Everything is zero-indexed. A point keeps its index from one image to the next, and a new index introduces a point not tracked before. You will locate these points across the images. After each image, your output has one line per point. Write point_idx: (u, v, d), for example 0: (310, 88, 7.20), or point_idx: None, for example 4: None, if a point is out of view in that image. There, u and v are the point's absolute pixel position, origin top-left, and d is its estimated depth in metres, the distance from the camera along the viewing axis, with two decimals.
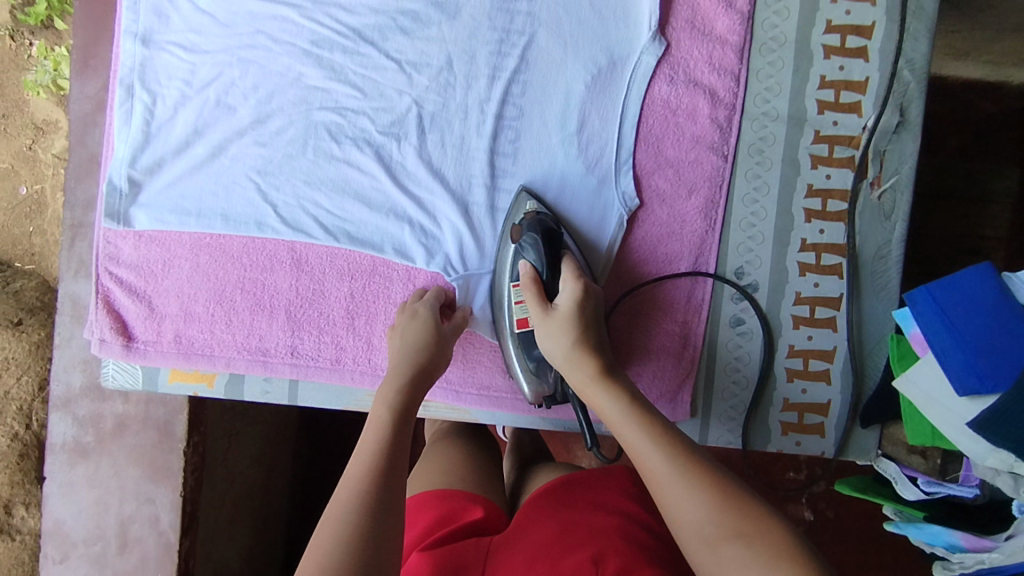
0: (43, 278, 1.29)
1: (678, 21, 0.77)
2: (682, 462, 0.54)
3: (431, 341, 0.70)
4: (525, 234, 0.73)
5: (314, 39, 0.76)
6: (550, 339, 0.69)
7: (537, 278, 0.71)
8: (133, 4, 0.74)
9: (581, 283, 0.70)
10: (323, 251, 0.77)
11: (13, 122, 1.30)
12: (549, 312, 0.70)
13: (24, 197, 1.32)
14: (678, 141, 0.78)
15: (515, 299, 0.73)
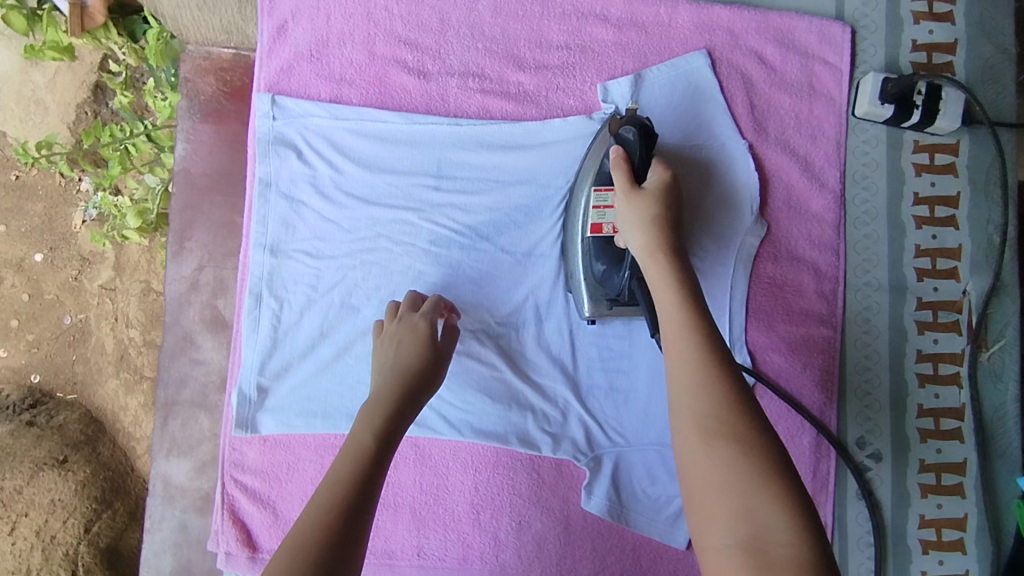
0: (86, 407, 1.29)
1: (775, 203, 0.81)
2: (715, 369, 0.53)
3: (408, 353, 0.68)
4: (621, 127, 0.71)
5: (432, 239, 0.79)
6: (633, 213, 0.67)
7: (627, 156, 0.69)
8: (262, 217, 0.79)
9: (669, 173, 0.69)
10: (447, 445, 0.79)
11: (61, 253, 1.32)
12: (641, 192, 0.68)
13: (68, 325, 1.31)
14: (788, 316, 0.80)
15: (596, 203, 0.72)
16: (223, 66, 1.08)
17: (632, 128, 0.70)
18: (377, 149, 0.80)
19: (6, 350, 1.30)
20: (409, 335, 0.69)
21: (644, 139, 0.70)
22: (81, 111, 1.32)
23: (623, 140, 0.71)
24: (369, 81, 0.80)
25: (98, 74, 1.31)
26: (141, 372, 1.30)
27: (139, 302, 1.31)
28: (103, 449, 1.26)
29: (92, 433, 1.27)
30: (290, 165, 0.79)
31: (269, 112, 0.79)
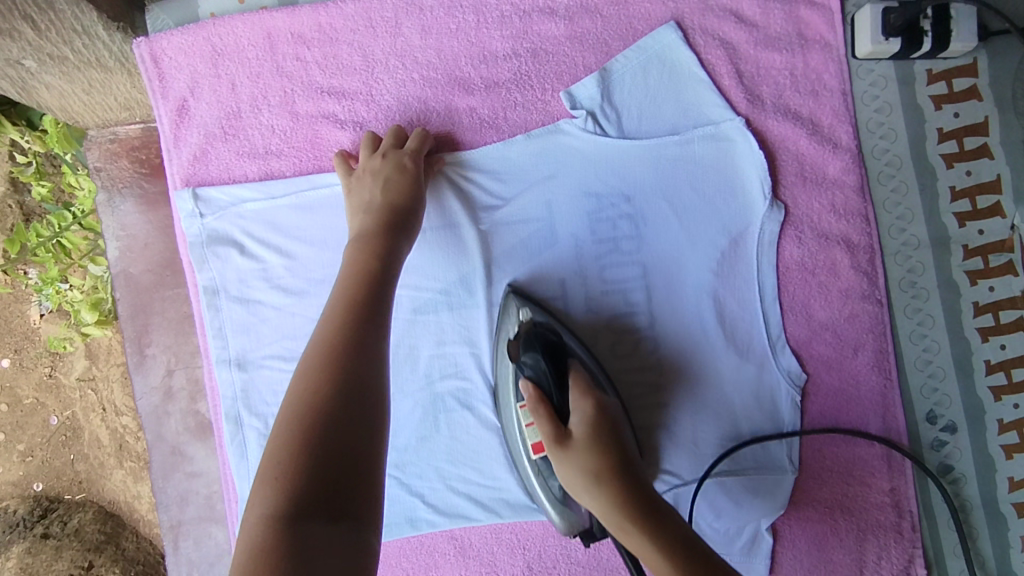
0: (99, 504, 1.19)
1: (787, 177, 0.71)
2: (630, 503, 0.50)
3: (400, 183, 0.64)
4: (523, 351, 0.59)
5: (415, 306, 0.69)
6: (573, 475, 0.53)
7: (541, 395, 0.56)
8: (218, 330, 0.69)
9: (593, 398, 0.55)
10: (486, 530, 0.70)
11: (27, 353, 1.19)
12: (570, 402, 0.56)
13: (57, 425, 1.19)
14: (827, 300, 0.71)
15: (524, 421, 0.58)
16: (134, 144, 0.96)
17: (538, 359, 0.57)
18: (328, 221, 0.68)
19: (0, 466, 1.19)
20: (392, 175, 0.64)
21: (550, 359, 0.58)
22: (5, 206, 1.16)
23: (531, 372, 0.58)
24: (296, 145, 0.69)
25: (10, 164, 1.14)
26: (145, 457, 1.18)
27: (122, 386, 1.18)
28: (126, 543, 1.17)
29: (111, 529, 1.17)
30: (234, 262, 0.69)
31: (196, 211, 0.68)
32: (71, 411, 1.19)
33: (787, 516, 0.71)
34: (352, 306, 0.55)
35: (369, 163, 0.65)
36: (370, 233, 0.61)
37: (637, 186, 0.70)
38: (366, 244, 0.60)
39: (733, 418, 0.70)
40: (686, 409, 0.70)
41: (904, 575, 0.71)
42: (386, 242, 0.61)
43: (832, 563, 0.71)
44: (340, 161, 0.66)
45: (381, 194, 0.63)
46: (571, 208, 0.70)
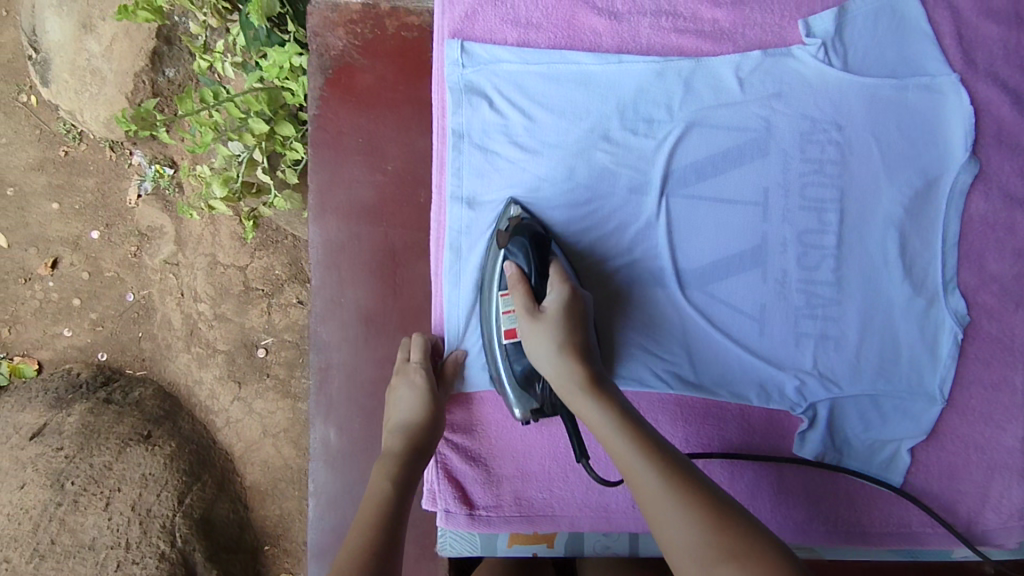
0: (158, 383, 1.42)
1: (985, 138, 0.78)
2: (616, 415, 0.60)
3: (427, 408, 0.72)
4: (512, 239, 0.71)
5: (631, 185, 0.76)
6: (536, 341, 0.66)
7: (523, 277, 0.69)
8: (456, 170, 0.76)
9: (569, 284, 0.68)
10: (657, 398, 0.77)
11: (117, 230, 1.42)
12: (541, 315, 0.67)
13: (132, 302, 1.43)
14: (1001, 255, 0.77)
15: (503, 308, 0.71)
16: (353, 19, 1.02)
17: (522, 241, 0.69)
18: (572, 93, 0.76)
19: (72, 329, 1.43)
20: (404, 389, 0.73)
21: (534, 248, 0.69)
22: (139, 80, 1.33)
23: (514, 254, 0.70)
24: (557, 24, 0.77)
25: (156, 41, 1.31)
26: (213, 346, 1.39)
27: (205, 275, 1.39)
28: (183, 423, 1.39)
29: (170, 408, 1.40)
30: (482, 113, 0.76)
31: (459, 60, 0.76)
32: (147, 292, 1.43)
33: (928, 443, 0.77)
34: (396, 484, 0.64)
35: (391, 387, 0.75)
36: (399, 453, 0.68)
37: (849, 117, 0.77)
38: (401, 463, 0.67)
39: (895, 344, 0.77)
40: (856, 327, 0.77)
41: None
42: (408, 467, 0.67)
43: (960, 492, 0.77)
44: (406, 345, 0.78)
45: (411, 415, 0.71)
46: (788, 126, 0.77)
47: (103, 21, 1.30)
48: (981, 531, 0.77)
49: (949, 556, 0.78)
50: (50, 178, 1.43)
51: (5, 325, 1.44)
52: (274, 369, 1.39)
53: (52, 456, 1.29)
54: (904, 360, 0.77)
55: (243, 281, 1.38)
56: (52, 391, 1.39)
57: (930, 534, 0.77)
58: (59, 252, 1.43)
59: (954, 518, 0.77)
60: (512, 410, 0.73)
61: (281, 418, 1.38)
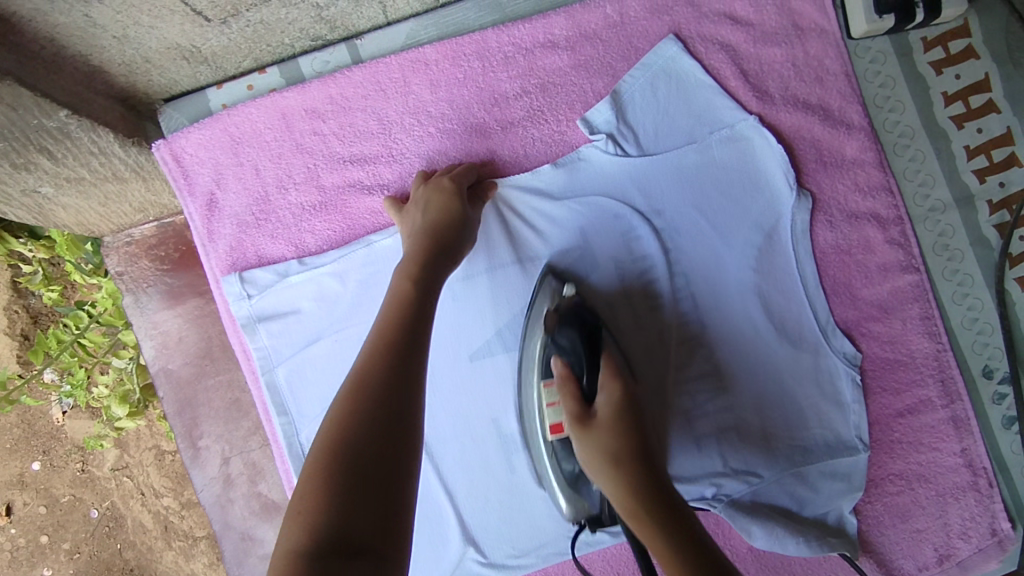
0: None
1: (808, 165, 0.72)
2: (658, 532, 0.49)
3: (452, 204, 0.64)
4: (562, 328, 0.62)
5: (471, 353, 0.70)
6: (591, 451, 0.54)
7: (570, 373, 0.58)
8: (280, 405, 0.69)
9: (622, 382, 0.56)
10: (578, 560, 0.71)
11: (56, 452, 1.16)
12: (596, 423, 0.54)
13: (99, 517, 1.16)
14: (867, 277, 0.72)
15: (543, 380, 0.62)
16: (151, 243, 0.94)
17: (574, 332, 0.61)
18: (374, 280, 0.70)
19: (51, 567, 1.16)
20: (436, 195, 0.65)
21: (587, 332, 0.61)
22: (10, 313, 1.16)
23: (565, 351, 0.61)
24: (328, 217, 0.70)
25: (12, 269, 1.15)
26: (192, 534, 1.16)
27: (158, 468, 1.15)
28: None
29: None
30: (287, 335, 0.70)
31: (242, 292, 0.69)
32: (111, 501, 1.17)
33: (868, 493, 0.72)
34: (396, 319, 0.55)
35: (416, 194, 0.67)
36: (419, 246, 0.61)
37: (664, 198, 0.71)
38: (419, 250, 0.61)
39: (800, 409, 0.71)
40: (754, 407, 0.71)
41: (990, 532, 0.71)
42: (427, 263, 0.60)
43: (920, 531, 0.71)
44: (417, 180, 0.68)
45: (433, 217, 0.63)
46: (604, 232, 0.71)
47: None
48: (954, 562, 0.72)
49: None
50: None
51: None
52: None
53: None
54: (814, 423, 0.71)
55: None
56: None
57: None
58: (7, 497, 1.16)
59: (925, 562, 0.72)
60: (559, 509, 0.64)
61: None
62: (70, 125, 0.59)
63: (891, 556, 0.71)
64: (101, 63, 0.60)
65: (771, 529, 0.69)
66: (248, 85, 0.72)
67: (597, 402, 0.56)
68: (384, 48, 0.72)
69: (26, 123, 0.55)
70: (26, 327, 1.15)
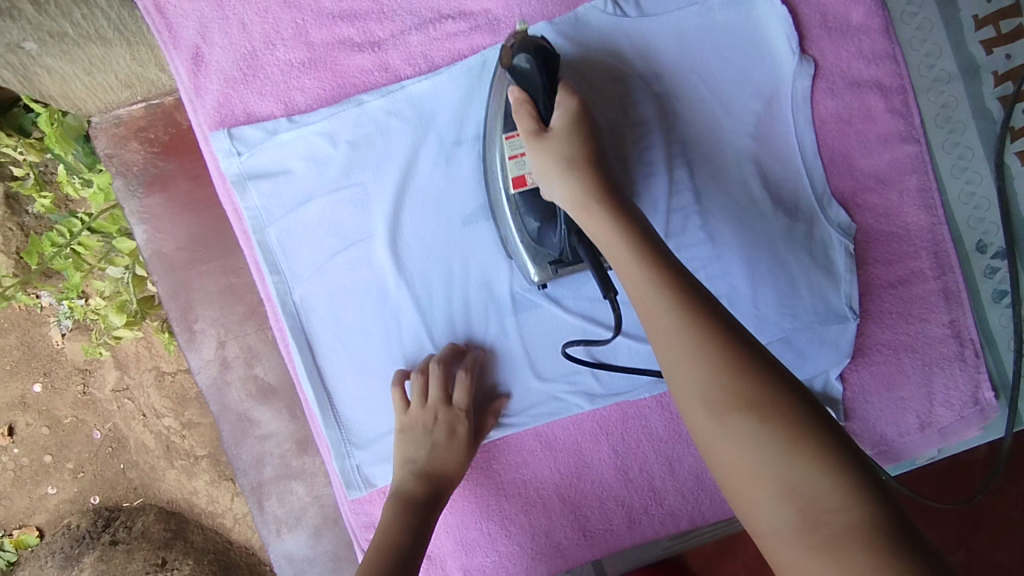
0: (159, 505, 1.17)
1: (813, 31, 0.70)
2: (689, 321, 0.48)
3: (461, 464, 0.68)
4: (517, 55, 0.61)
5: (464, 216, 0.70)
6: (547, 163, 0.59)
7: (525, 95, 0.60)
8: (273, 264, 0.70)
9: (577, 98, 0.60)
10: (569, 422, 0.73)
11: (56, 374, 1.14)
12: (548, 134, 0.59)
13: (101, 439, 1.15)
14: (866, 148, 0.71)
15: (510, 152, 0.63)
16: (140, 125, 0.92)
17: (527, 53, 0.60)
18: (367, 140, 0.69)
19: (55, 486, 1.15)
20: (446, 440, 0.68)
21: (544, 64, 0.60)
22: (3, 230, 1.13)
23: (519, 72, 0.61)
24: (318, 76, 0.69)
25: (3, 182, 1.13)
26: (194, 454, 1.15)
27: (158, 390, 1.14)
28: (195, 536, 1.16)
29: (177, 526, 1.16)
30: (279, 194, 0.69)
31: (232, 149, 0.68)
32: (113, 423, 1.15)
33: (855, 362, 0.73)
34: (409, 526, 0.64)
35: (423, 417, 0.68)
36: (426, 475, 0.67)
37: (663, 62, 0.70)
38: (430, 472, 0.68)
39: (791, 278, 0.72)
40: (746, 276, 0.72)
41: (972, 399, 0.73)
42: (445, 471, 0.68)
43: (904, 399, 0.74)
44: (419, 378, 0.69)
45: (441, 464, 0.68)
46: (601, 96, 0.70)
47: None
48: (936, 429, 0.74)
49: (913, 464, 0.75)
50: None
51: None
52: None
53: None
54: (805, 292, 0.72)
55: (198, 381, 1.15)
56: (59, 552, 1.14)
57: (885, 452, 0.74)
58: (10, 419, 1.13)
59: (907, 428, 0.74)
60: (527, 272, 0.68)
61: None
62: None
63: (874, 421, 0.74)
64: None
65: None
66: None
67: (553, 120, 0.60)
68: None
69: None
70: (20, 243, 1.14)
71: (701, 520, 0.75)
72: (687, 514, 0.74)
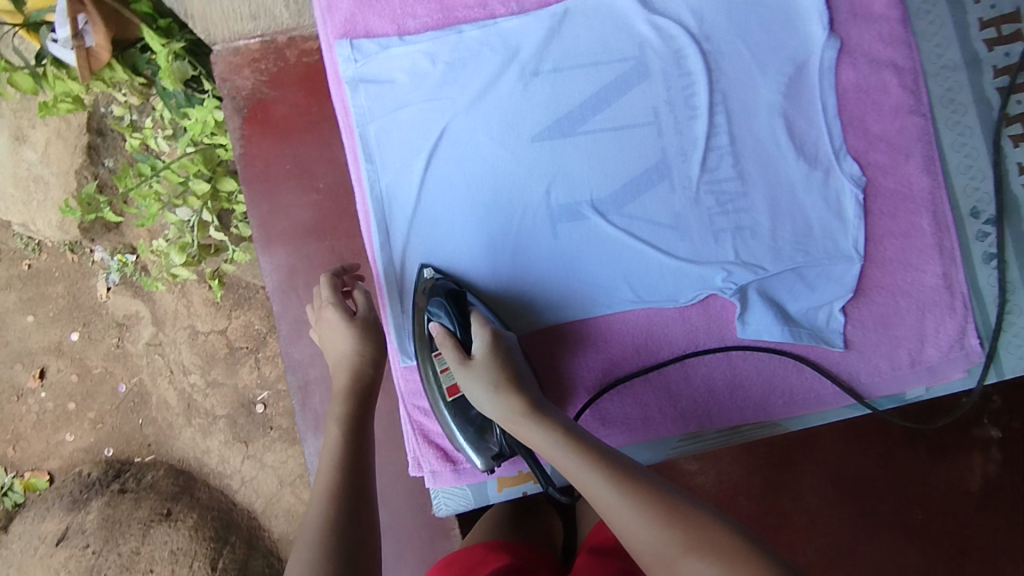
0: (168, 463, 1.39)
1: (840, 15, 0.84)
2: (630, 498, 0.61)
3: (363, 351, 0.79)
4: (431, 300, 0.78)
5: (534, 134, 0.82)
6: (474, 387, 0.74)
7: (449, 332, 0.76)
8: (369, 156, 0.81)
9: (490, 329, 0.75)
10: (601, 322, 0.83)
11: (94, 326, 1.40)
12: (472, 363, 0.74)
13: (125, 392, 1.39)
14: (880, 115, 0.84)
15: (440, 368, 0.78)
16: (255, 57, 1.07)
17: (442, 299, 0.76)
18: (460, 62, 0.82)
19: (74, 434, 1.41)
20: (341, 332, 0.80)
21: (453, 305, 0.76)
22: (81, 176, 1.34)
23: (440, 315, 0.77)
24: (429, 5, 0.83)
25: (89, 135, 1.33)
26: (213, 413, 1.37)
27: (190, 347, 1.37)
28: (200, 493, 1.37)
29: (184, 483, 1.37)
30: (381, 98, 0.81)
31: (351, 56, 0.81)
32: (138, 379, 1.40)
33: (857, 299, 0.83)
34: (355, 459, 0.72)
35: (324, 320, 0.81)
36: (341, 329, 0.80)
37: (713, 26, 0.83)
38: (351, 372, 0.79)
39: (807, 220, 0.83)
40: (768, 213, 0.83)
41: (959, 343, 0.83)
42: (367, 369, 0.80)
43: (897, 338, 0.83)
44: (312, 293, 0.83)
45: (347, 358, 0.79)
46: (659, 49, 0.83)
47: (34, 129, 1.32)
48: (924, 367, 0.83)
49: (901, 399, 0.85)
50: (20, 294, 1.41)
51: (6, 445, 1.42)
52: (276, 421, 1.35)
53: (81, 554, 1.32)
54: (818, 231, 0.83)
55: (226, 343, 1.36)
56: (68, 494, 1.39)
57: (878, 382, 0.84)
58: (43, 362, 1.40)
59: (898, 363, 0.83)
60: (472, 460, 0.79)
61: (293, 465, 1.34)
62: None
63: (870, 353, 0.83)
64: None
65: (764, 312, 0.81)
66: None
67: (473, 349, 0.75)
68: None
69: None
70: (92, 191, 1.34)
71: (708, 426, 0.84)
72: (696, 417, 0.84)
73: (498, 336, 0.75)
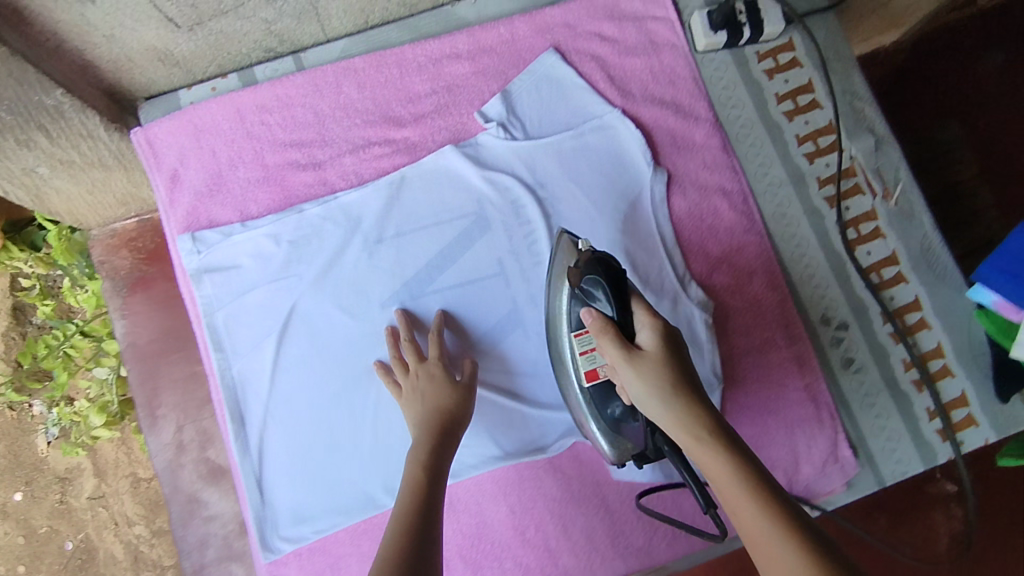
0: None
1: (665, 149, 0.88)
2: (788, 529, 0.51)
3: (450, 397, 0.75)
4: (588, 278, 0.66)
5: (385, 299, 0.83)
6: (640, 387, 0.60)
7: (608, 323, 0.62)
8: (218, 345, 0.82)
9: (656, 315, 0.62)
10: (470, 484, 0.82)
11: (38, 483, 1.20)
12: (642, 354, 0.60)
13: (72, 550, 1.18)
14: (717, 238, 0.86)
15: (581, 348, 0.71)
16: (131, 236, 1.10)
17: (599, 276, 0.64)
18: (303, 240, 0.84)
19: None
20: (427, 382, 0.76)
21: (613, 287, 0.64)
22: None
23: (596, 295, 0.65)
24: (270, 189, 0.86)
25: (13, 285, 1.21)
26: (160, 565, 1.17)
27: (133, 496, 1.19)
28: None
29: None
30: (227, 286, 0.83)
31: (193, 248, 0.83)
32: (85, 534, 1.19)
33: (723, 424, 0.83)
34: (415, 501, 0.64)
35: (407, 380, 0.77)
36: (414, 400, 0.75)
37: (546, 174, 0.87)
38: (436, 412, 0.73)
39: None
40: None
41: (831, 458, 0.83)
42: (452, 407, 0.74)
43: (770, 457, 0.83)
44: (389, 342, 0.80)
45: (435, 404, 0.74)
46: (497, 201, 0.86)
47: None
48: (802, 484, 0.83)
49: None
50: None
51: None
52: None
53: None
54: None
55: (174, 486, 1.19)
56: None
57: None
58: None
59: None
60: (602, 450, 0.74)
61: None
62: (65, 106, 0.76)
63: None
64: (93, 60, 0.78)
65: None
66: (212, 87, 0.90)
67: (639, 337, 0.61)
68: (323, 59, 0.90)
69: (29, 100, 0.72)
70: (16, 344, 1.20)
71: None
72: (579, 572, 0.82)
73: (669, 323, 0.62)
